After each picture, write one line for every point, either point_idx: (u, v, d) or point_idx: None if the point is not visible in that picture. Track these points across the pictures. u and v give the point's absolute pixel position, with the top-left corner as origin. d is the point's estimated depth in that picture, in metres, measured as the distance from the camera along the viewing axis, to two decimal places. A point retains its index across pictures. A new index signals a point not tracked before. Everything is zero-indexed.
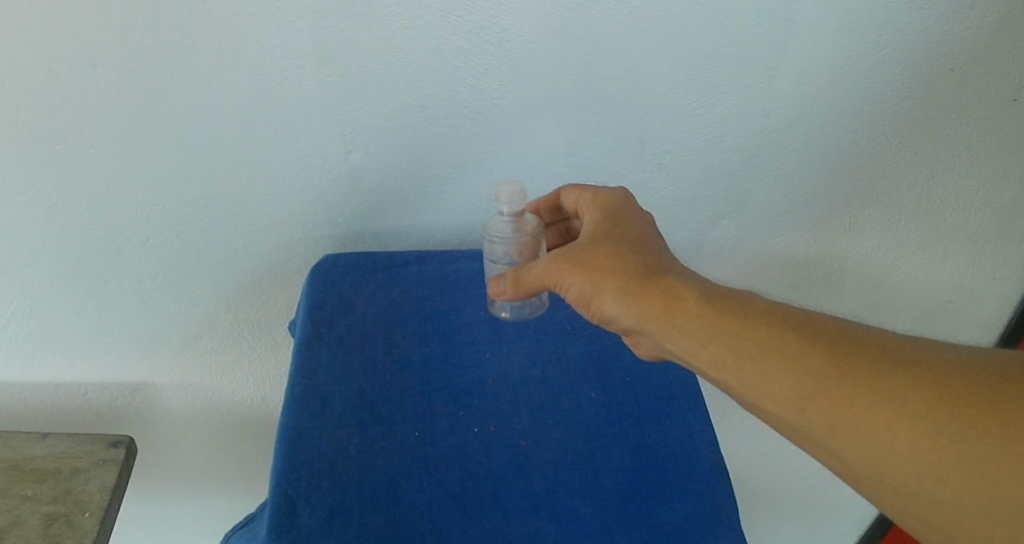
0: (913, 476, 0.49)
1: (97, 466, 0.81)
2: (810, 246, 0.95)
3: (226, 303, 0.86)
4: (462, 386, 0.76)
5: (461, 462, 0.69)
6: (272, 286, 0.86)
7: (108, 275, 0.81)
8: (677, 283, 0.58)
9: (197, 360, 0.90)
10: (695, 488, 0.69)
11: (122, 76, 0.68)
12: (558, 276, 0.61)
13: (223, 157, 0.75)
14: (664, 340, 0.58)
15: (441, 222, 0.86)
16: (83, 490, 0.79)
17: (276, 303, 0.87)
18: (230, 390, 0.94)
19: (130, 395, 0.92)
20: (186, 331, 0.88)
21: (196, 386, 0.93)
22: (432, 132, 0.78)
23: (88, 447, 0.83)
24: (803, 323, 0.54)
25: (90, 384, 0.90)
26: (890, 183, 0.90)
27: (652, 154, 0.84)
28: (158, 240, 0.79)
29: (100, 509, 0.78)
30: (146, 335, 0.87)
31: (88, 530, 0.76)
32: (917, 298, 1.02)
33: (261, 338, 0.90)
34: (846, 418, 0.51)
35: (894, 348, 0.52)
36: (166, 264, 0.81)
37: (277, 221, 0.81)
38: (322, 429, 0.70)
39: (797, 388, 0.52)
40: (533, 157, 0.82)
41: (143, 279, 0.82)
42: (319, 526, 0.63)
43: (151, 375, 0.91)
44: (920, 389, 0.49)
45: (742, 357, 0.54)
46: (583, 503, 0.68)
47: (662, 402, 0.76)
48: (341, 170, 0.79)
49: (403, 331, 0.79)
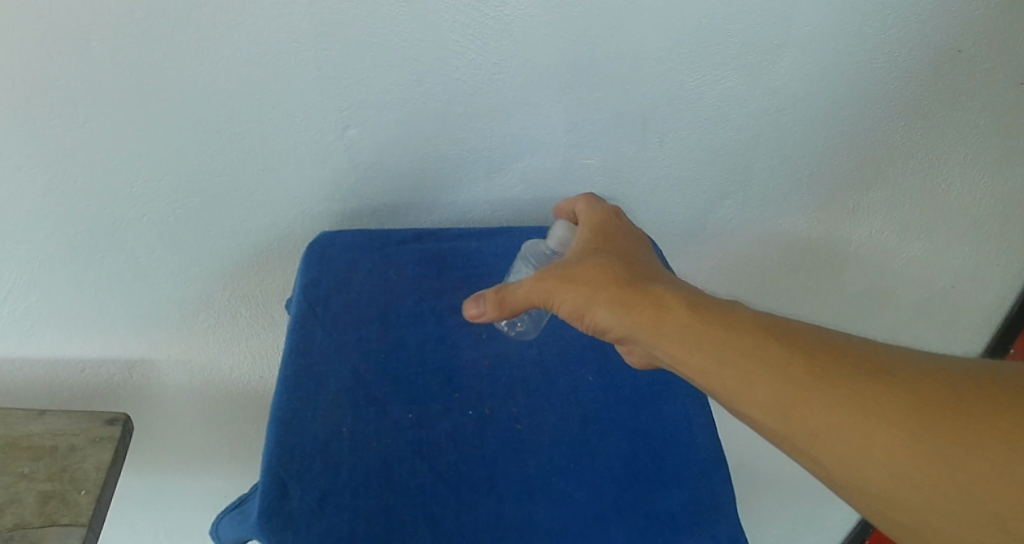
0: (903, 485, 0.47)
1: (93, 444, 0.81)
2: (814, 228, 0.94)
3: (223, 279, 0.85)
4: (458, 368, 0.75)
5: (455, 445, 0.69)
6: (269, 263, 0.86)
7: (103, 253, 0.80)
8: (665, 294, 0.58)
9: (195, 336, 0.90)
10: (693, 475, 0.70)
11: (117, 52, 0.66)
12: (545, 291, 0.60)
13: (219, 134, 0.74)
14: (652, 349, 0.57)
15: (440, 200, 0.86)
16: (79, 468, 0.79)
17: (273, 280, 0.87)
18: (228, 368, 0.94)
19: (128, 371, 0.91)
20: (183, 309, 0.87)
21: (193, 363, 0.93)
22: (429, 108, 0.77)
23: (83, 424, 0.82)
24: (791, 333, 0.53)
25: (87, 360, 0.89)
26: (896, 165, 0.89)
27: (653, 133, 0.83)
28: (154, 216, 0.78)
29: (95, 487, 0.78)
30: (142, 312, 0.86)
31: (84, 508, 0.76)
32: (921, 283, 1.03)
33: (258, 315, 0.90)
34: (833, 428, 0.49)
35: (882, 355, 0.51)
36: (163, 241, 0.80)
37: (274, 198, 0.80)
38: (314, 411, 0.69)
39: (784, 399, 0.51)
40: (533, 134, 0.81)
41: (140, 256, 0.81)
42: (310, 508, 0.62)
43: (149, 352, 0.90)
44: (904, 394, 0.48)
45: (729, 368, 0.53)
46: (578, 489, 0.68)
47: (662, 386, 0.75)
48: (337, 146, 0.78)
49: (398, 311, 0.78)
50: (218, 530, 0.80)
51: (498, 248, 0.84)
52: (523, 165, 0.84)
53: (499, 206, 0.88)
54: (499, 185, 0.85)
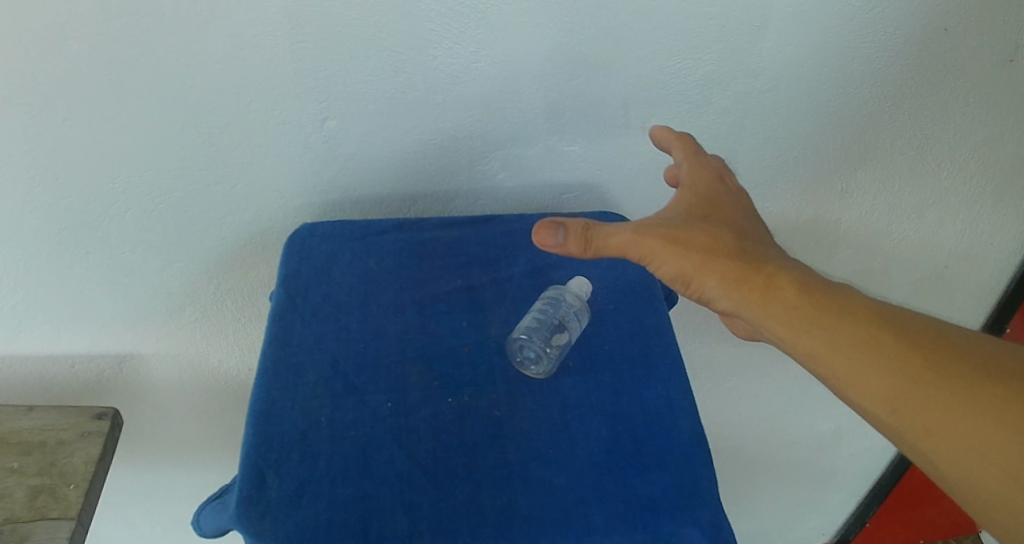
0: (997, 482, 0.53)
1: (81, 438, 0.81)
2: (802, 209, 0.96)
3: (208, 272, 0.85)
4: (437, 355, 0.74)
5: (434, 433, 0.68)
6: (253, 255, 0.85)
7: (88, 249, 0.79)
8: (777, 271, 0.60)
9: (183, 330, 0.90)
10: (673, 459, 0.69)
11: (96, 48, 0.66)
12: (650, 251, 0.59)
13: (198, 127, 0.73)
14: (762, 324, 0.60)
15: (420, 189, 0.85)
16: (68, 462, 0.79)
17: (258, 272, 0.87)
18: (217, 361, 0.94)
19: (118, 367, 0.91)
20: (169, 303, 0.87)
21: (183, 356, 0.92)
22: (408, 99, 0.77)
23: (71, 418, 0.82)
24: (898, 323, 0.58)
25: (77, 356, 0.89)
26: (884, 146, 0.91)
27: (635, 119, 0.83)
28: (138, 211, 0.78)
29: (84, 481, 0.77)
30: (130, 306, 0.86)
31: (73, 502, 0.76)
32: (915, 263, 1.05)
33: (245, 308, 0.90)
34: (937, 421, 0.55)
35: (983, 355, 0.56)
36: (147, 236, 0.80)
37: (256, 190, 0.80)
38: (293, 400, 0.69)
39: (890, 386, 0.56)
40: (514, 122, 0.81)
41: (125, 251, 0.81)
42: (288, 497, 0.63)
43: (137, 346, 0.90)
44: (1004, 397, 0.54)
45: (840, 352, 0.58)
46: (556, 474, 0.67)
47: (642, 371, 0.75)
48: (316, 138, 0.77)
49: (378, 300, 0.78)
50: (200, 518, 0.80)
51: (479, 236, 0.84)
52: (505, 153, 0.84)
53: (482, 194, 0.87)
54: (481, 173, 0.85)
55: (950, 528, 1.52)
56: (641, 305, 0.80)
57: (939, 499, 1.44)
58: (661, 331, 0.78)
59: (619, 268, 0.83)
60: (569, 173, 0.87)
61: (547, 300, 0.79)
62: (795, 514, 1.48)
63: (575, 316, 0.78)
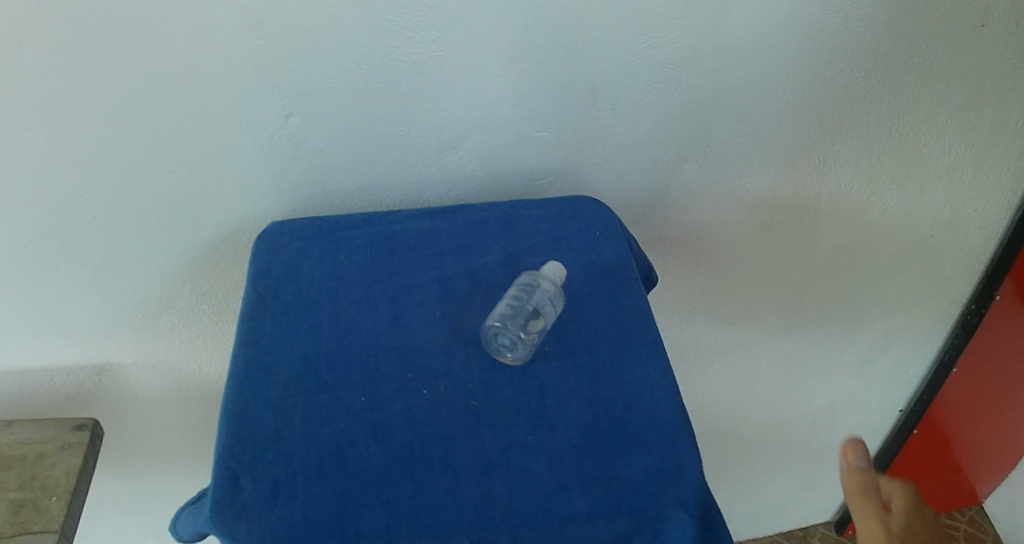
0: None
1: (62, 451, 0.84)
2: (779, 186, 0.95)
3: (180, 277, 0.85)
4: (411, 348, 0.73)
5: (410, 425, 0.67)
6: (226, 259, 0.84)
7: (60, 259, 0.79)
8: None
9: (160, 339, 0.90)
10: (655, 440, 0.67)
11: (54, 58, 0.65)
12: None
13: (160, 131, 0.72)
14: None
15: (390, 183, 0.83)
16: (49, 475, 0.81)
17: (232, 275, 0.86)
18: (196, 368, 0.94)
19: (97, 377, 0.92)
20: (144, 310, 0.87)
21: (162, 365, 0.93)
22: (370, 91, 0.75)
23: (52, 431, 0.85)
24: None
25: (55, 369, 0.90)
26: (859, 118, 0.90)
27: (603, 102, 0.82)
28: (106, 221, 0.78)
29: (66, 493, 0.79)
30: (104, 316, 0.86)
31: (55, 515, 0.78)
32: (899, 233, 1.05)
33: (222, 311, 0.89)
34: None
35: None
36: (117, 243, 0.80)
37: (224, 192, 0.79)
38: (266, 400, 0.68)
39: None
40: (480, 110, 0.79)
41: (95, 260, 0.81)
42: (263, 498, 0.61)
43: (114, 356, 0.91)
44: None
45: None
46: (536, 462, 0.65)
47: (621, 353, 0.73)
48: (281, 136, 0.76)
49: (349, 296, 0.76)
50: (176, 525, 0.78)
51: (451, 227, 0.83)
52: (474, 142, 0.82)
53: (454, 185, 0.85)
54: (451, 163, 0.83)
55: (954, 500, 1.51)
56: (617, 287, 0.78)
57: (941, 472, 1.42)
58: (639, 311, 0.76)
59: (595, 250, 0.81)
60: (541, 158, 0.85)
61: (522, 287, 0.78)
62: (794, 492, 1.47)
63: (551, 301, 0.76)
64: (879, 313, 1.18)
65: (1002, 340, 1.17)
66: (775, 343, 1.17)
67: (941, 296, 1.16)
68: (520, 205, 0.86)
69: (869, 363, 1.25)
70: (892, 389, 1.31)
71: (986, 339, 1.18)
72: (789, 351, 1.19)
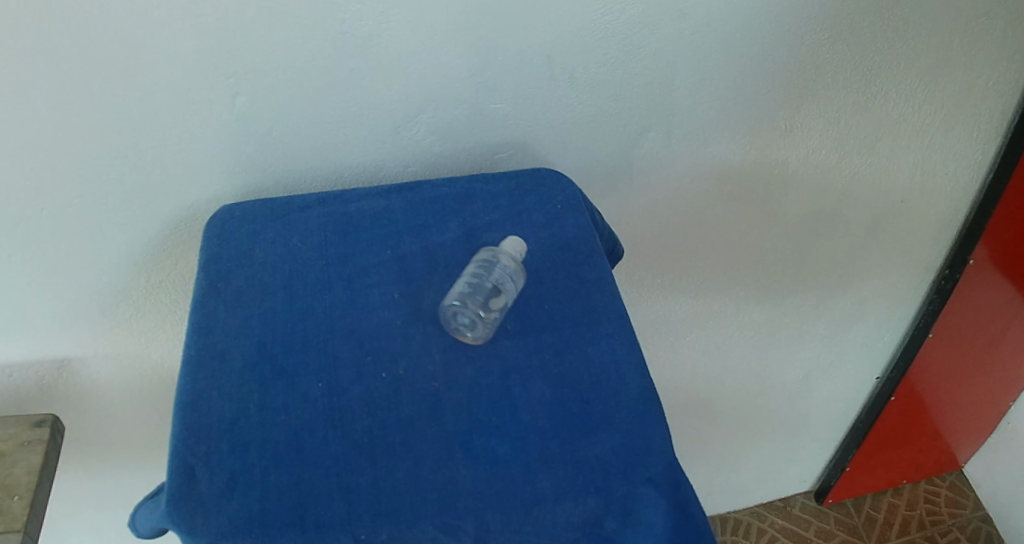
0: None
1: (22, 449, 0.81)
2: (746, 154, 0.93)
3: (136, 265, 0.81)
4: (369, 330, 0.70)
5: (369, 410, 0.64)
6: (181, 246, 0.81)
7: (10, 251, 0.76)
8: None
9: (118, 330, 0.87)
10: (623, 417, 0.65)
11: None
12: None
13: (102, 113, 0.69)
14: None
15: (345, 160, 0.80)
16: (9, 474, 0.79)
17: (185, 261, 0.82)
18: (158, 357, 0.91)
19: (56, 372, 0.89)
20: (100, 301, 0.83)
21: (122, 356, 0.90)
22: (319, 66, 0.71)
23: (11, 428, 0.83)
24: None
25: (12, 365, 0.87)
26: (825, 81, 0.88)
27: (561, 70, 0.79)
28: (56, 210, 0.74)
29: (29, 492, 0.77)
30: (60, 310, 0.83)
31: (18, 514, 0.76)
32: (868, 199, 1.04)
33: (180, 300, 0.86)
34: None
35: None
36: (66, 234, 0.76)
37: (171, 175, 0.75)
38: (219, 390, 0.65)
39: None
40: (435, 82, 0.76)
41: (45, 252, 0.77)
42: (219, 490, 0.59)
43: (76, 349, 0.87)
44: None
45: None
46: (501, 443, 0.63)
47: (585, 328, 0.71)
48: (228, 116, 0.72)
49: (305, 279, 0.73)
50: (134, 521, 0.75)
51: (407, 205, 0.80)
52: (431, 116, 0.79)
53: (410, 161, 0.82)
54: (406, 139, 0.80)
55: (931, 465, 1.52)
56: (581, 261, 0.76)
57: (917, 437, 1.43)
58: (603, 284, 0.74)
59: (557, 224, 0.79)
60: (501, 131, 0.83)
61: (482, 263, 0.75)
62: (773, 462, 1.47)
63: (511, 279, 0.73)
64: (853, 280, 1.17)
65: (974, 304, 1.18)
66: (749, 313, 1.16)
67: (912, 261, 1.16)
68: (477, 179, 0.83)
69: (843, 331, 1.25)
70: (867, 356, 1.31)
71: (959, 305, 1.18)
72: (763, 322, 1.18)
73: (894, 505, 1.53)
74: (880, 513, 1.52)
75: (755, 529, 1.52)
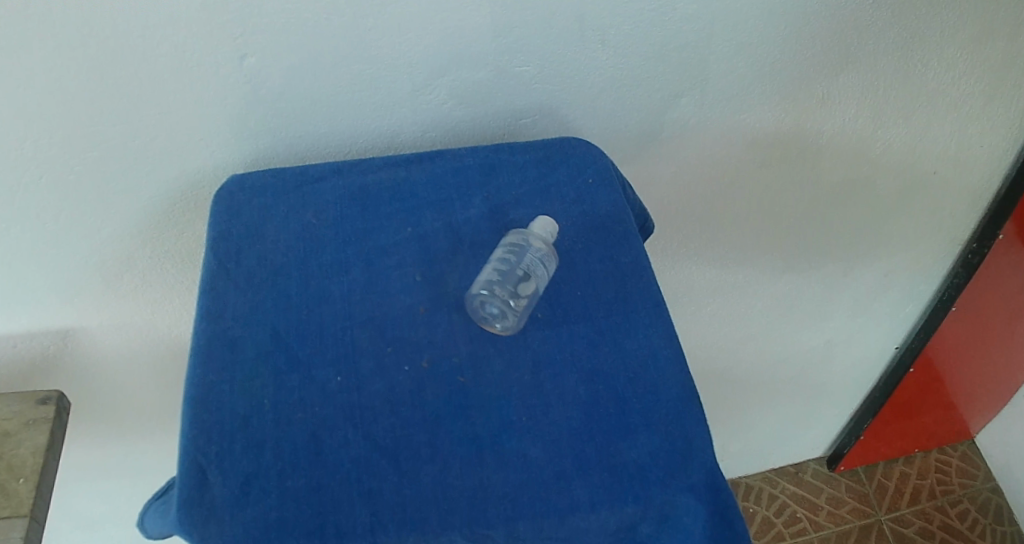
0: None
1: (27, 428, 0.76)
2: (781, 121, 0.86)
3: (139, 234, 0.76)
4: (390, 317, 0.62)
5: (391, 408, 0.57)
6: (189, 216, 0.75)
7: (9, 223, 0.70)
8: None
9: (123, 300, 0.82)
10: (661, 418, 0.57)
11: None
12: None
13: (103, 75, 0.62)
14: None
15: (360, 126, 0.74)
16: (15, 455, 0.74)
17: (193, 232, 0.77)
18: (166, 328, 0.86)
19: (61, 343, 0.84)
20: (104, 271, 0.78)
21: (128, 327, 0.85)
22: (333, 26, 0.65)
23: (15, 406, 0.77)
24: None
25: (16, 336, 0.82)
26: (869, 46, 0.81)
27: (593, 31, 0.72)
28: (54, 178, 0.68)
29: (34, 474, 0.73)
30: (62, 280, 0.78)
31: (25, 498, 0.72)
32: (903, 167, 0.97)
33: (187, 270, 0.81)
34: None
35: None
36: (68, 204, 0.71)
37: (177, 142, 0.69)
38: (232, 383, 0.58)
39: None
40: (458, 44, 0.70)
41: (44, 222, 0.71)
42: (234, 496, 0.52)
43: (80, 320, 0.82)
44: None
45: None
46: (533, 446, 0.56)
47: (620, 318, 0.62)
48: (236, 79, 0.66)
49: (320, 259, 0.66)
50: (145, 520, 0.71)
51: (429, 175, 0.72)
52: (452, 80, 0.72)
53: (428, 127, 0.76)
54: (425, 104, 0.73)
55: (945, 434, 1.47)
56: (615, 241, 0.68)
57: (934, 407, 1.38)
58: (637, 269, 0.66)
59: (587, 201, 0.71)
60: (524, 97, 0.76)
61: (510, 248, 0.67)
62: (791, 431, 1.43)
63: (542, 263, 0.65)
64: (884, 251, 1.11)
65: (1001, 277, 1.13)
66: (775, 282, 1.11)
67: (945, 232, 1.10)
68: (503, 147, 0.75)
69: (869, 301, 1.19)
70: (892, 327, 1.25)
71: (985, 278, 1.13)
72: (789, 292, 1.13)
73: (905, 474, 1.49)
74: (892, 482, 1.48)
75: (767, 496, 1.48)
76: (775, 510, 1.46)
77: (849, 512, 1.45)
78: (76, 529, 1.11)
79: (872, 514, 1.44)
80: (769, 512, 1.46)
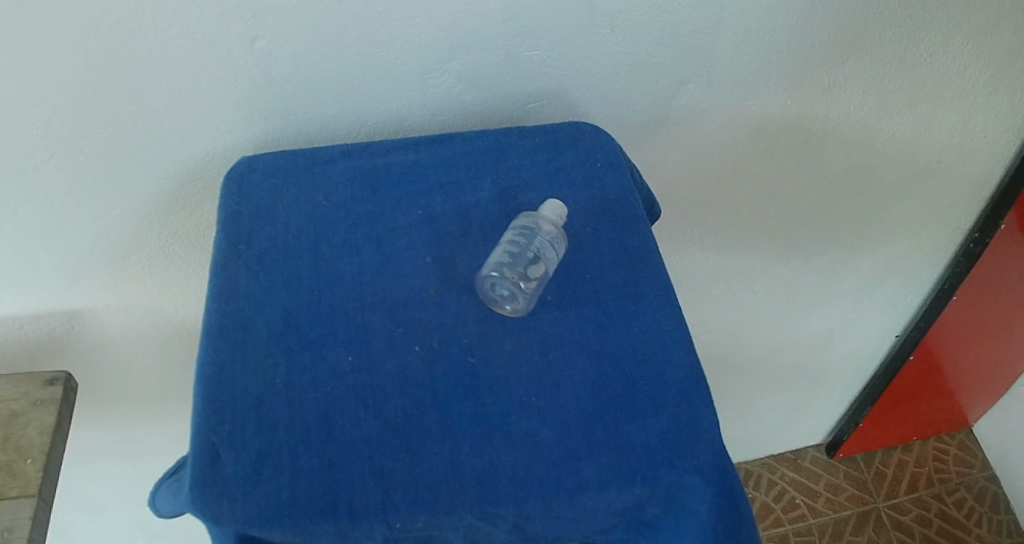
0: None
1: (35, 408, 0.77)
2: (787, 108, 0.87)
3: (147, 215, 0.76)
4: (401, 299, 0.63)
5: (402, 388, 0.58)
6: (197, 197, 0.76)
7: (18, 203, 0.71)
8: None
9: (130, 280, 0.82)
10: (669, 400, 0.57)
11: None
12: None
13: (112, 56, 0.63)
14: None
15: (369, 109, 0.74)
16: (23, 435, 0.75)
17: (201, 213, 0.77)
18: (172, 309, 0.87)
19: (67, 324, 0.85)
20: (112, 252, 0.79)
21: (135, 308, 0.85)
22: (344, 10, 0.65)
23: (22, 387, 0.78)
24: None
25: (22, 317, 0.83)
26: (876, 33, 0.81)
27: (602, 17, 0.72)
28: (63, 158, 0.68)
29: (42, 454, 0.74)
30: (71, 261, 0.78)
31: (32, 478, 0.72)
32: (907, 155, 0.97)
33: (195, 251, 0.81)
34: None
35: None
36: (77, 185, 0.71)
37: (186, 124, 0.69)
38: (244, 363, 0.58)
39: None
40: (468, 27, 0.70)
41: (53, 202, 0.72)
42: (246, 473, 0.53)
43: (87, 300, 0.83)
44: None
45: None
46: (542, 426, 0.56)
47: (629, 301, 0.63)
48: (247, 62, 0.66)
49: (330, 240, 0.66)
50: (155, 500, 0.72)
51: (438, 158, 0.72)
52: (461, 63, 0.73)
53: (438, 109, 0.76)
54: (435, 87, 0.74)
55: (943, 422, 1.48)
56: (624, 225, 0.68)
57: (934, 395, 1.39)
58: (646, 253, 0.66)
59: (595, 185, 0.71)
60: (533, 81, 0.76)
61: (520, 230, 0.67)
62: (791, 417, 1.45)
63: (552, 246, 0.65)
64: (886, 239, 1.11)
65: (1002, 267, 1.13)
66: (778, 268, 1.11)
67: (948, 221, 1.10)
68: (511, 131, 0.75)
69: (871, 289, 1.20)
70: (893, 314, 1.26)
71: (988, 268, 1.14)
72: (792, 278, 1.14)
73: (904, 461, 1.50)
74: (890, 469, 1.49)
75: (766, 482, 1.50)
76: (774, 496, 1.48)
77: (848, 498, 1.46)
78: (79, 509, 1.11)
79: (870, 501, 1.46)
80: (768, 498, 1.47)
